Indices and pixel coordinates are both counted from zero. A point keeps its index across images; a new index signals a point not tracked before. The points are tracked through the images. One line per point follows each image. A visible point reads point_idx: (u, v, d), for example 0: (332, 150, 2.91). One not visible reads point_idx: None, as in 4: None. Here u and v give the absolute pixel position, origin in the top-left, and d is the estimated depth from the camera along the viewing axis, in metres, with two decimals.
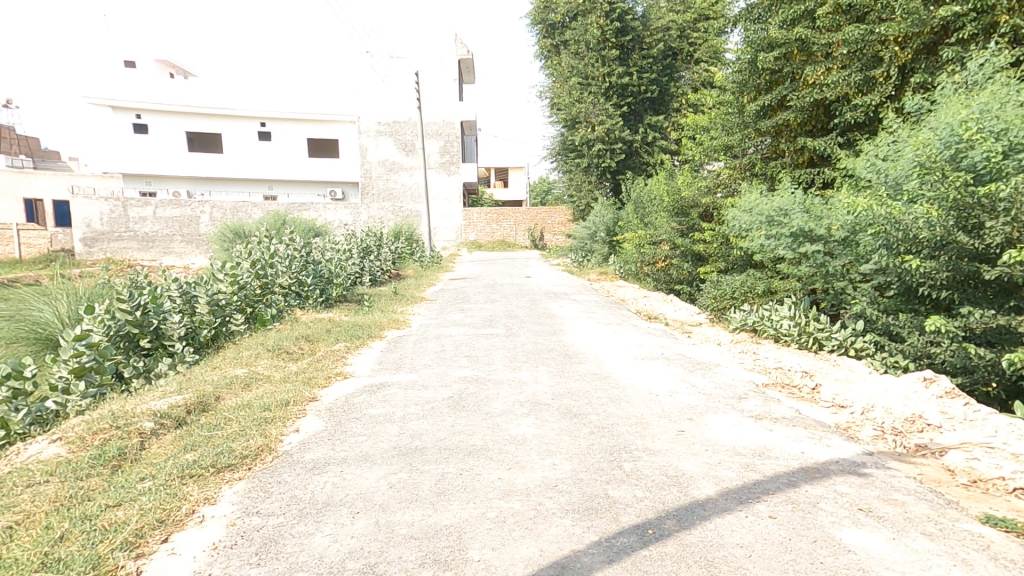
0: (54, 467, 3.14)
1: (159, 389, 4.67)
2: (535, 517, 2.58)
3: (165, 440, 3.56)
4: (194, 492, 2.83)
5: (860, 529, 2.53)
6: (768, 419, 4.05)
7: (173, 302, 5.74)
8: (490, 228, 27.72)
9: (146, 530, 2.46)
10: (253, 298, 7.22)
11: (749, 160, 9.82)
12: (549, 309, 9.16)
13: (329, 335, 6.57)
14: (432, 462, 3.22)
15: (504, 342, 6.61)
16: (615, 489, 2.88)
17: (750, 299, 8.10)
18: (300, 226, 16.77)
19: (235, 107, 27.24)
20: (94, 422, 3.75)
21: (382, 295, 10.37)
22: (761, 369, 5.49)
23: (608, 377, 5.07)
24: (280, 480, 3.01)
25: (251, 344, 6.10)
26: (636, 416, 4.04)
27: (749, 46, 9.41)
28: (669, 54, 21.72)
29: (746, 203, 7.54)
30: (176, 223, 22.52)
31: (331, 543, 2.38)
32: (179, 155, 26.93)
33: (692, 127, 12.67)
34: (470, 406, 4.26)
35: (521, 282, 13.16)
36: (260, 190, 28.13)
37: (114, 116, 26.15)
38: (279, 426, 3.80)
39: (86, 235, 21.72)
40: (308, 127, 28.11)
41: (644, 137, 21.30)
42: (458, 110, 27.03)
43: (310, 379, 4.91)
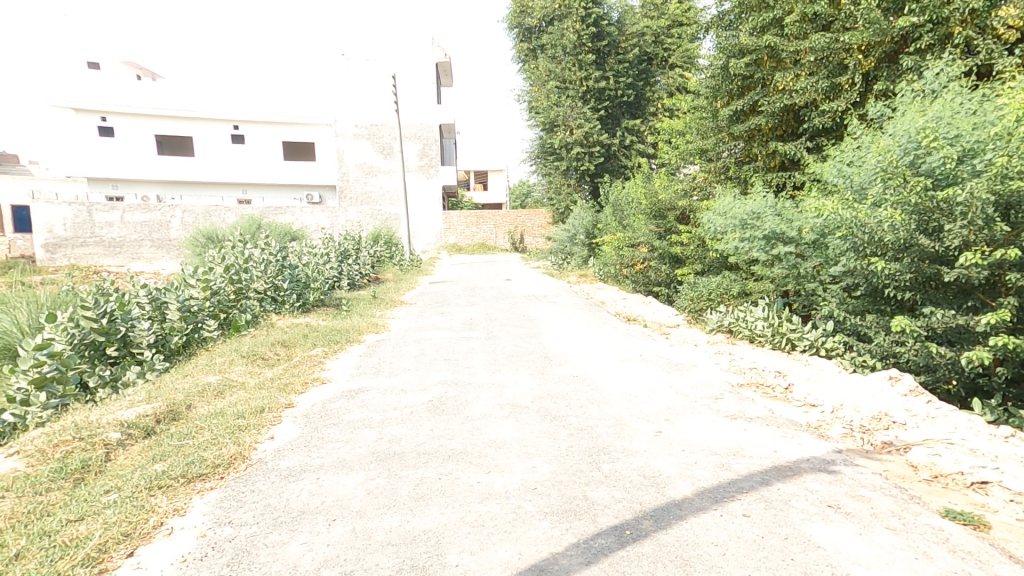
0: (10, 482, 3.00)
1: (126, 398, 4.53)
2: (513, 520, 2.58)
3: (132, 450, 3.45)
4: (163, 504, 2.74)
5: (828, 524, 2.59)
6: (742, 418, 4.12)
7: (142, 309, 5.59)
8: (470, 231, 27.79)
9: (109, 544, 2.37)
10: (226, 303, 7.10)
11: (724, 164, 10.08)
12: (530, 311, 9.18)
13: (306, 340, 6.47)
14: (410, 466, 3.20)
15: (485, 345, 6.61)
16: (593, 490, 2.90)
17: (725, 300, 8.32)
18: (274, 230, 16.55)
19: (208, 110, 26.69)
20: (56, 434, 3.61)
21: (361, 299, 10.27)
22: (736, 369, 5.58)
23: (586, 380, 5.09)
24: (254, 489, 2.93)
25: (224, 350, 5.94)
26: (614, 418, 4.07)
27: (721, 52, 9.61)
28: (645, 59, 21.99)
29: (720, 206, 7.67)
30: (145, 228, 21.88)
31: (307, 552, 2.33)
32: (149, 159, 26.23)
33: (666, 132, 12.89)
34: (449, 409, 4.24)
35: (503, 285, 13.17)
36: (235, 195, 27.43)
37: (79, 119, 25.33)
38: (253, 433, 3.71)
39: (48, 241, 20.98)
40: (284, 130, 27.75)
41: (622, 141, 21.67)
42: (438, 113, 26.99)
43: (286, 386, 4.80)
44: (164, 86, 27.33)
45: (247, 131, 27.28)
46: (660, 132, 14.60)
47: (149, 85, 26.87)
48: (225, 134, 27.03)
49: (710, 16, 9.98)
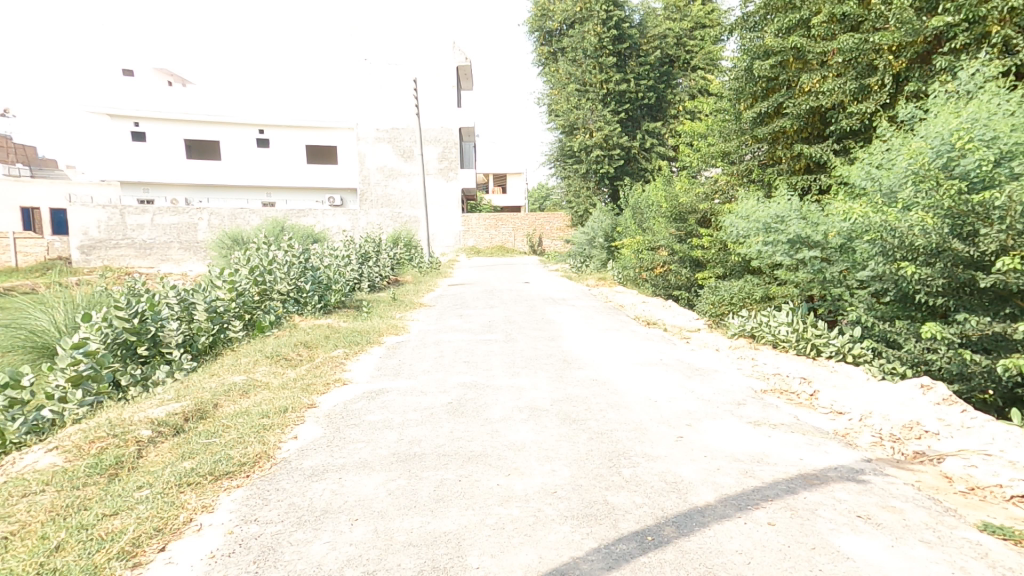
0: (49, 476, 3.11)
1: (156, 397, 4.64)
2: (534, 523, 2.58)
3: (162, 448, 3.54)
4: (192, 500, 2.81)
5: (858, 535, 2.53)
6: (766, 425, 4.05)
7: (171, 309, 5.73)
8: (490, 234, 27.84)
9: (142, 539, 2.44)
10: (251, 305, 7.24)
11: (747, 166, 9.93)
12: (548, 314, 9.17)
13: (328, 342, 6.56)
14: (430, 468, 3.22)
15: (502, 347, 6.62)
16: (614, 495, 2.88)
17: (748, 304, 8.19)
18: (297, 232, 16.84)
19: (234, 115, 27.29)
20: (91, 431, 3.71)
21: (381, 301, 10.38)
22: (759, 375, 5.49)
23: (606, 383, 5.06)
24: (279, 488, 2.99)
25: (249, 351, 6.06)
26: (634, 422, 4.04)
27: (745, 54, 9.50)
28: (666, 61, 21.88)
29: (742, 210, 7.55)
30: (174, 230, 22.49)
31: (330, 551, 2.37)
32: (179, 163, 26.90)
33: (688, 134, 12.75)
34: (468, 412, 4.25)
35: (521, 288, 13.18)
36: (259, 198, 27.97)
37: (114, 125, 26.16)
38: (277, 433, 3.78)
39: (83, 243, 21.54)
40: (308, 133, 28.23)
41: (642, 143, 21.29)
42: (458, 117, 27.19)
43: (308, 386, 4.88)
44: (192, 92, 28.05)
45: (272, 135, 27.84)
46: (683, 134, 14.44)
47: (177, 91, 27.59)
48: (250, 138, 27.60)
49: (733, 19, 9.82)
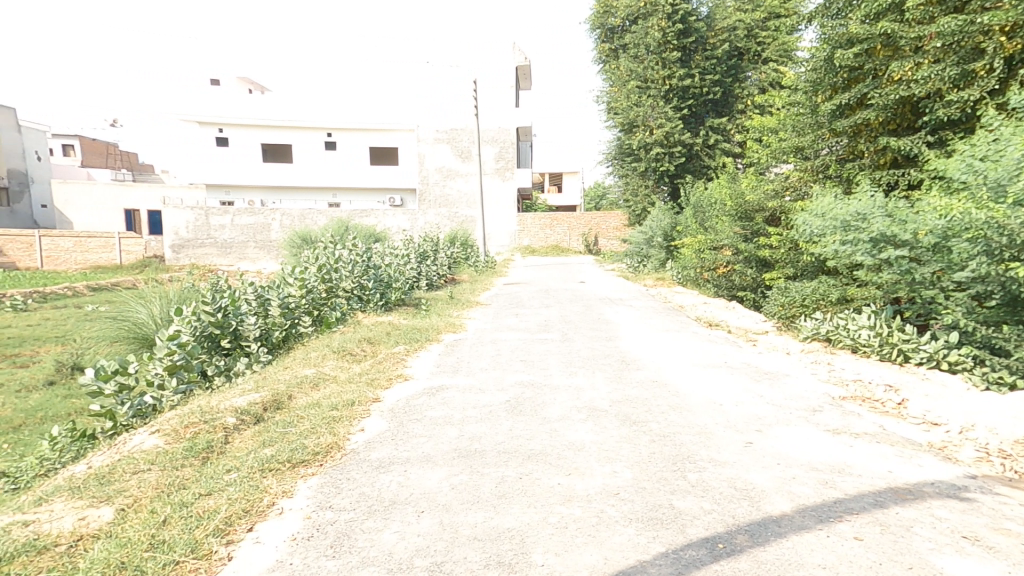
0: (154, 456, 3.39)
1: (239, 386, 5.00)
2: (597, 524, 2.57)
3: (245, 434, 3.80)
4: (273, 485, 2.99)
5: (964, 558, 2.34)
6: (847, 434, 3.83)
7: (250, 305, 6.14)
8: (545, 233, 27.90)
9: (234, 518, 2.62)
10: (319, 301, 7.62)
11: (823, 162, 9.22)
12: (605, 314, 9.08)
13: (389, 338, 6.79)
14: (490, 464, 3.27)
15: (559, 347, 6.61)
16: (680, 499, 2.82)
17: (823, 306, 7.72)
18: (361, 232, 17.60)
19: (306, 120, 28.73)
20: (186, 416, 4.03)
21: (439, 299, 10.64)
22: (837, 381, 5.20)
23: (666, 385, 4.96)
24: (349, 477, 3.13)
25: (317, 346, 6.37)
26: (699, 426, 3.93)
27: (826, 43, 8.83)
28: (734, 54, 21.06)
29: (817, 208, 7.09)
30: (250, 231, 24.01)
31: (400, 540, 2.46)
32: (255, 166, 28.63)
33: (756, 129, 12.23)
34: (526, 410, 4.28)
35: (576, 287, 13.15)
36: (325, 199, 29.53)
37: (201, 131, 28.17)
38: (346, 425, 3.96)
39: (174, 242, 23.43)
40: (371, 136, 29.30)
41: (706, 140, 20.71)
42: (515, 117, 27.06)
43: (372, 381, 5.09)
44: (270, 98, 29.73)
45: (339, 138, 29.09)
46: (752, 129, 13.86)
47: (257, 98, 29.31)
48: (318, 141, 28.98)
49: (813, 7, 9.14)
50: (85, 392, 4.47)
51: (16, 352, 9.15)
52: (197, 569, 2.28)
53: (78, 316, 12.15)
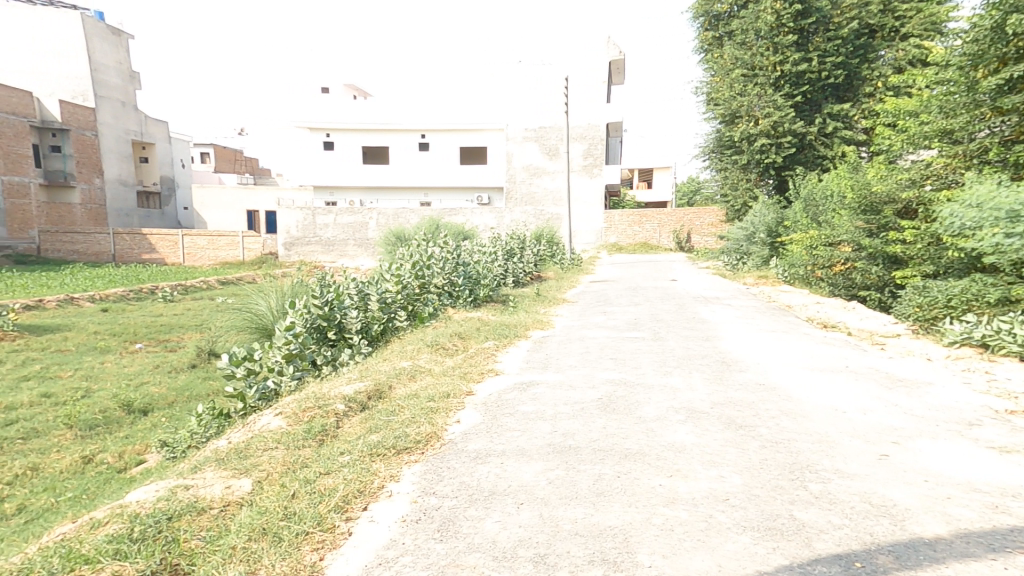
0: (279, 436, 3.67)
1: (344, 374, 5.44)
2: (707, 529, 2.47)
3: (353, 421, 4.03)
4: (381, 469, 3.14)
5: None
6: (1016, 452, 3.38)
7: (352, 299, 6.56)
8: (633, 231, 27.78)
9: (350, 498, 2.76)
10: (414, 297, 7.94)
11: (978, 146, 7.90)
12: (700, 313, 8.77)
13: (479, 333, 6.99)
14: (586, 461, 3.25)
15: (652, 346, 6.47)
16: (802, 511, 2.65)
17: (977, 309, 6.78)
18: (451, 230, 18.56)
19: (403, 123, 30.26)
20: (303, 402, 4.40)
21: (525, 296, 10.78)
22: (997, 393, 4.61)
23: (776, 389, 4.70)
24: (449, 466, 3.23)
25: (412, 339, 6.69)
26: (819, 433, 3.69)
27: (991, 9, 7.39)
28: (865, 33, 19.58)
29: (970, 196, 6.52)
30: (350, 229, 25.79)
31: (502, 529, 2.51)
32: (355, 168, 30.43)
33: (886, 113, 11.00)
34: (619, 409, 4.23)
35: (667, 285, 12.87)
36: (418, 198, 31.07)
37: (311, 136, 30.29)
38: (443, 415, 4.09)
39: (286, 240, 25.64)
40: (461, 136, 30.32)
41: (822, 128, 19.38)
42: (606, 113, 27.12)
43: (465, 374, 5.23)
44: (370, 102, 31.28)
45: (432, 139, 30.43)
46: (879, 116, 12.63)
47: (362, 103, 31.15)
48: (414, 142, 30.43)
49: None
50: (222, 374, 5.24)
51: (168, 337, 10.36)
52: (324, 540, 2.42)
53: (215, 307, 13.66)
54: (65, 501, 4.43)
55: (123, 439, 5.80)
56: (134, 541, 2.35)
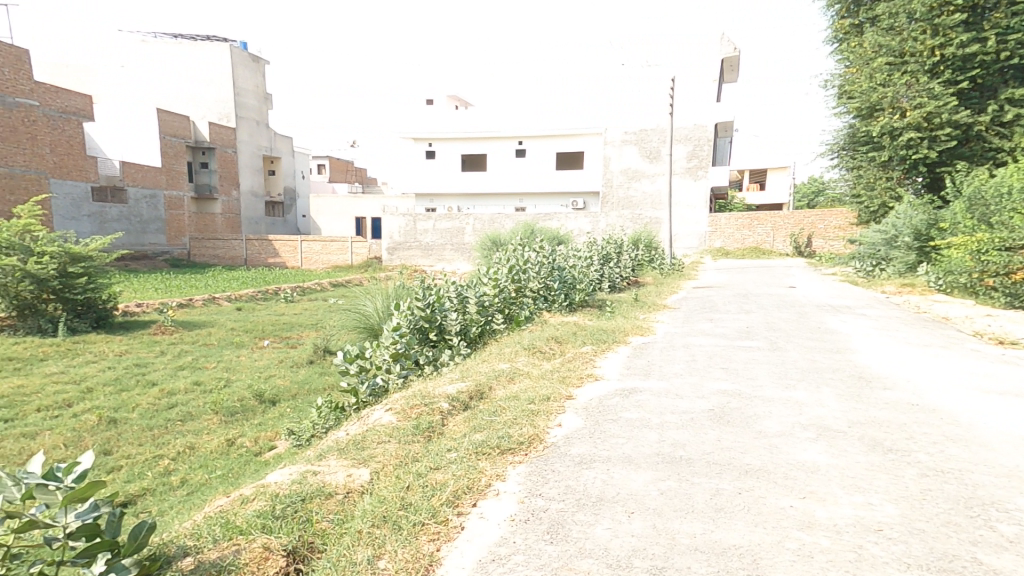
0: (392, 430, 3.79)
1: (446, 374, 5.66)
2: (857, 561, 2.25)
3: (457, 420, 4.11)
4: (487, 468, 3.16)
5: None
6: None
7: (452, 302, 6.85)
8: (741, 234, 26.27)
9: (460, 493, 2.80)
10: (510, 301, 8.09)
11: None
12: (828, 324, 8.03)
13: (576, 338, 6.93)
14: (699, 474, 3.09)
15: (768, 357, 6.06)
16: (988, 554, 2.32)
17: None
18: (546, 235, 18.85)
19: (502, 130, 31.24)
20: (410, 399, 4.54)
21: (622, 301, 10.55)
22: None
23: (936, 412, 4.19)
24: (553, 469, 3.19)
25: (509, 342, 6.83)
26: (1002, 467, 3.22)
27: None
28: None
29: None
30: (448, 235, 27.13)
31: (614, 537, 2.44)
32: (455, 174, 32.02)
33: None
34: (735, 421, 3.99)
35: (784, 293, 12.00)
36: (513, 204, 31.69)
37: (415, 146, 32.46)
38: (544, 419, 4.04)
39: (390, 245, 27.59)
40: (558, 142, 30.60)
41: (995, 116, 14.77)
42: (714, 113, 26.36)
43: (565, 378, 5.16)
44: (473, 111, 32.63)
45: (529, 146, 30.96)
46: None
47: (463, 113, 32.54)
48: (511, 150, 31.16)
49: None
50: (338, 371, 5.66)
51: (289, 334, 11.26)
52: (439, 532, 2.48)
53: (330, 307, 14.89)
54: (215, 478, 4.85)
55: (257, 426, 6.22)
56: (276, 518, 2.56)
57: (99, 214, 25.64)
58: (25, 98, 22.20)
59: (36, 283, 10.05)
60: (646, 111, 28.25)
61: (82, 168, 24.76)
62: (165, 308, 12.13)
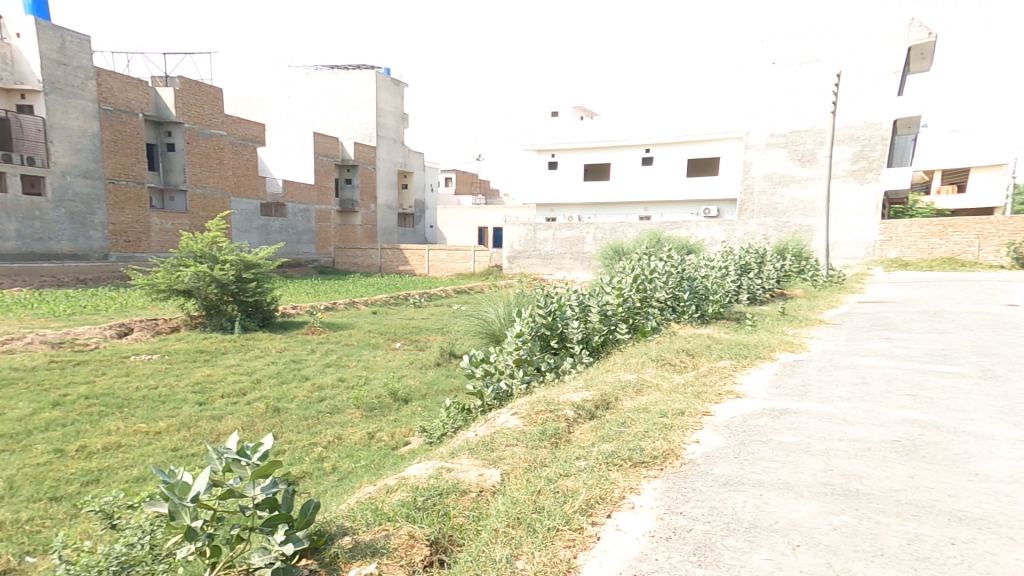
0: (518, 434, 3.91)
1: (569, 383, 5.72)
2: None
3: (583, 429, 4.12)
4: (620, 479, 3.12)
5: None
6: None
7: (573, 310, 6.96)
8: (930, 242, 21.75)
9: (593, 502, 2.80)
10: (634, 310, 7.95)
11: None
12: None
13: (711, 352, 6.64)
14: (886, 513, 2.75)
15: (978, 387, 5.18)
16: None
17: None
18: (673, 243, 18.89)
19: (629, 138, 31.17)
20: (535, 405, 4.64)
21: (766, 315, 9.90)
22: None
23: None
24: (695, 488, 3.05)
25: (635, 352, 6.75)
26: None
27: None
28: None
29: None
30: (568, 244, 27.90)
31: (777, 569, 2.25)
32: (577, 184, 32.80)
33: None
34: (931, 457, 3.49)
35: (995, 312, 10.08)
36: (637, 212, 31.63)
37: (537, 157, 33.90)
38: (678, 433, 3.89)
39: (510, 254, 29.09)
40: (690, 148, 29.68)
41: None
42: (898, 107, 22.80)
43: (701, 394, 4.92)
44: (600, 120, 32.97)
45: (656, 154, 30.60)
46: None
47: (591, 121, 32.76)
48: (638, 158, 31.10)
49: None
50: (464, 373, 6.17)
51: (417, 337, 12.10)
52: (575, 540, 2.49)
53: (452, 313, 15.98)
54: (361, 467, 5.22)
55: (393, 421, 6.69)
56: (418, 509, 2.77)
57: (264, 227, 29.69)
58: (217, 130, 26.77)
59: (220, 287, 11.35)
60: (806, 109, 25.11)
61: (255, 186, 29.15)
62: (314, 310, 13.62)
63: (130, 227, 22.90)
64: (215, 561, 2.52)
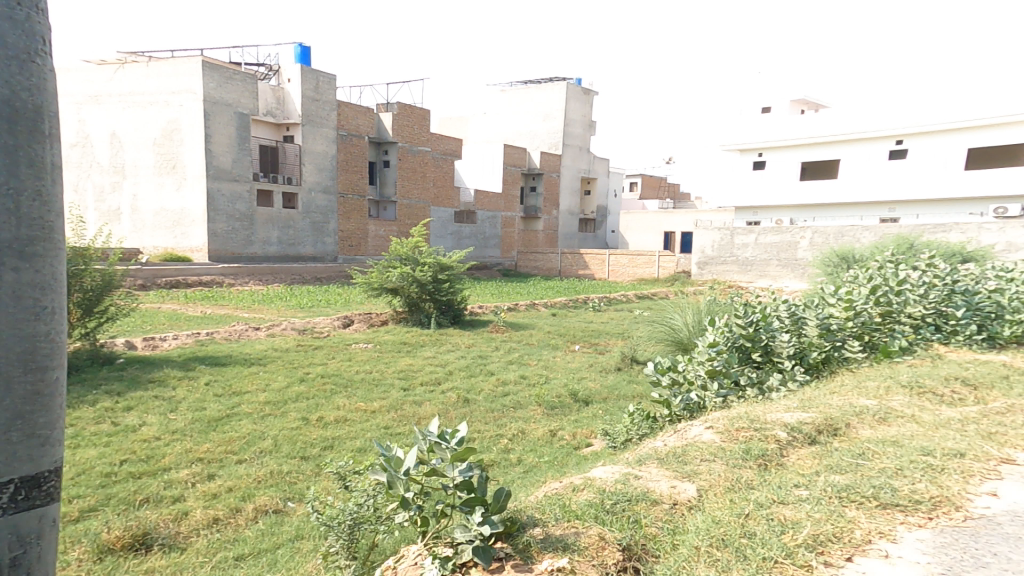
0: (716, 449, 3.81)
1: (780, 402, 5.19)
2: None
3: (800, 454, 3.77)
4: (862, 519, 2.74)
5: None
6: None
7: (782, 321, 6.47)
8: None
9: (824, 540, 2.52)
10: (871, 327, 7.09)
11: None
12: None
13: (1010, 385, 5.42)
14: None
15: None
16: None
17: None
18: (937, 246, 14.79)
19: (875, 129, 27.84)
20: (734, 421, 4.46)
21: None
22: None
23: None
24: (997, 554, 2.48)
25: (873, 375, 5.94)
26: None
27: None
28: None
29: None
30: (775, 249, 25.21)
31: None
32: (793, 184, 30.29)
33: None
34: None
35: None
36: (881, 212, 28.23)
37: (741, 158, 32.25)
38: (957, 479, 3.22)
39: (701, 259, 27.43)
40: (968, 136, 25.72)
41: None
42: None
43: (993, 434, 3.99)
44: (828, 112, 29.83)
45: (912, 145, 27.04)
46: None
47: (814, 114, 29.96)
48: (885, 151, 27.80)
49: None
50: (649, 380, 6.28)
51: (597, 341, 12.33)
52: None
53: (630, 320, 15.87)
54: (544, 463, 5.45)
55: (574, 422, 6.91)
56: (610, 511, 2.90)
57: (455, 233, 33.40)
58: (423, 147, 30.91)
59: (420, 287, 12.79)
60: None
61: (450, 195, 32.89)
62: (499, 311, 14.69)
63: (353, 233, 27.77)
64: (425, 529, 2.89)
